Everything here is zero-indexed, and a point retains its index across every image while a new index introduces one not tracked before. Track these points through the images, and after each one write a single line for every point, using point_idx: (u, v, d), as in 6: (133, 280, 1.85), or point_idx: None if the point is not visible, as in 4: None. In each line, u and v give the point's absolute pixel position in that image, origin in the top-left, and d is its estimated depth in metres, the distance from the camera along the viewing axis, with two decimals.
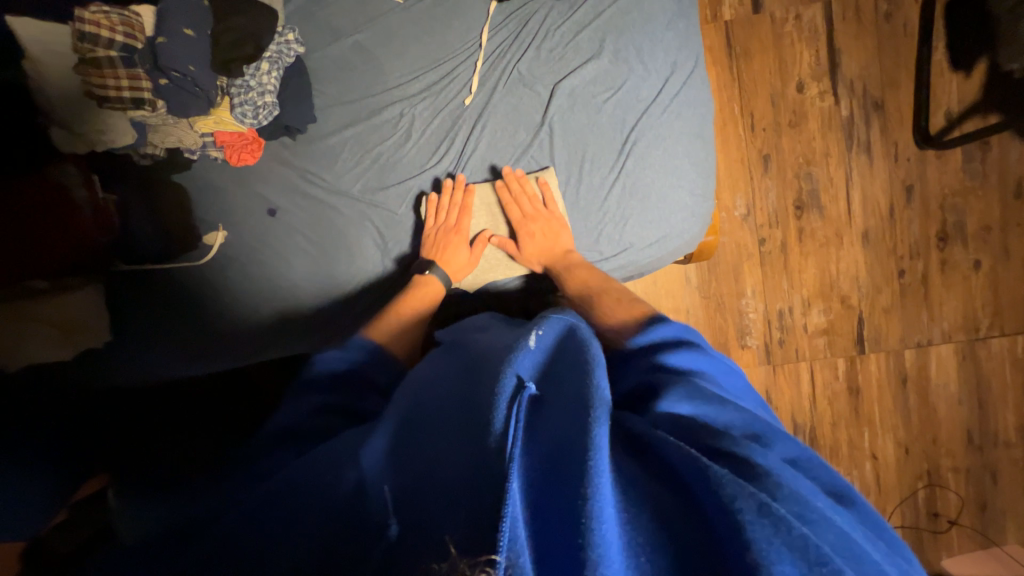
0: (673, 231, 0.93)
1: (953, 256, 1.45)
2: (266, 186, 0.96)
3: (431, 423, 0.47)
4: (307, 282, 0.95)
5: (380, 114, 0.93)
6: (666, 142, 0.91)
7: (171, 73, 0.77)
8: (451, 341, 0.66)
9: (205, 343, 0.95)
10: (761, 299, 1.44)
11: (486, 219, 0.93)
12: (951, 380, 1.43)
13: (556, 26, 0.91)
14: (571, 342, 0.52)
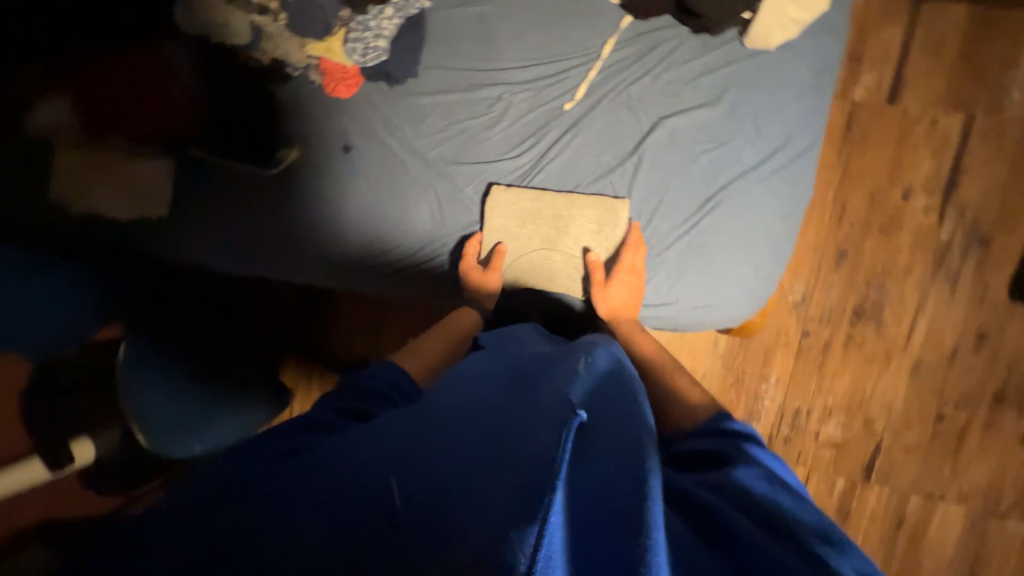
0: (722, 304, 0.88)
1: (1004, 421, 1.34)
2: (349, 123, 0.97)
3: (469, 416, 0.48)
4: (357, 229, 0.97)
5: (479, 91, 0.93)
6: (752, 215, 0.85)
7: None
8: (491, 347, 0.68)
9: (246, 250, 0.99)
10: (782, 390, 1.38)
11: (542, 229, 0.91)
12: (950, 542, 1.35)
13: (682, 57, 0.85)
14: (621, 391, 0.53)
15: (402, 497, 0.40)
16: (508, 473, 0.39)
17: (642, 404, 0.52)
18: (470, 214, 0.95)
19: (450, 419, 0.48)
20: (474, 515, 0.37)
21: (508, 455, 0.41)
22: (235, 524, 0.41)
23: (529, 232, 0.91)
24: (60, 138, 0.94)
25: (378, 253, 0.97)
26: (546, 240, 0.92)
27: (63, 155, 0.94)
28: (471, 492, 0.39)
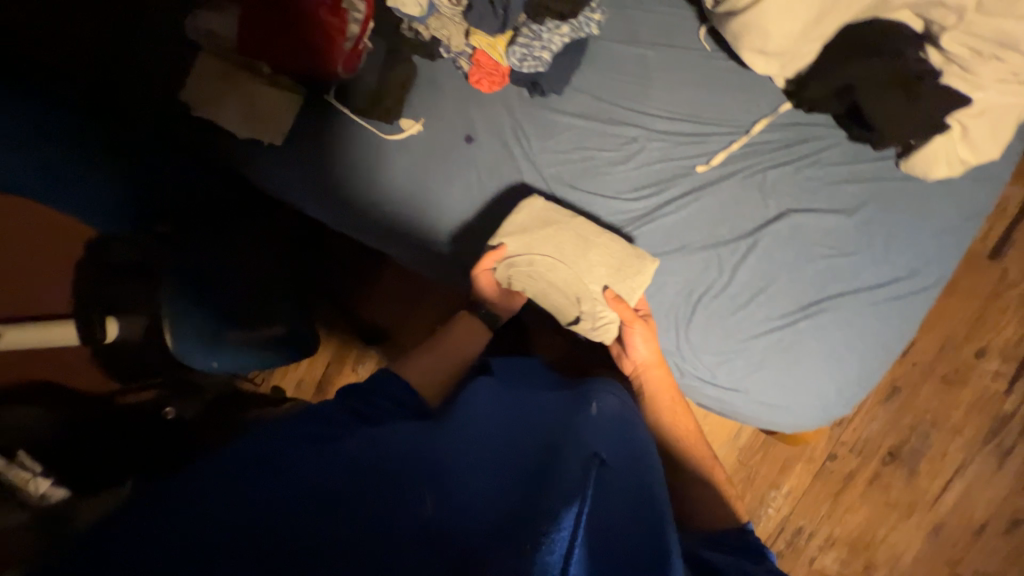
0: (791, 409, 0.86)
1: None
2: (479, 115, 1.01)
3: (496, 461, 0.53)
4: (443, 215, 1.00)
5: (615, 128, 0.93)
6: (851, 333, 0.82)
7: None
8: (508, 385, 0.74)
9: (336, 204, 1.01)
10: (790, 504, 1.33)
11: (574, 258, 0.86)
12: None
13: (831, 159, 0.83)
14: (629, 452, 0.59)
15: (428, 510, 0.45)
16: (532, 502, 0.45)
17: (641, 464, 0.57)
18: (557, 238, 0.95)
19: (476, 456, 0.53)
20: (508, 542, 0.40)
21: (534, 498, 0.46)
22: (275, 503, 0.45)
23: None
24: (205, 45, 0.98)
25: (467, 255, 1.00)
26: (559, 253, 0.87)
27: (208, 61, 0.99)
28: (507, 523, 0.43)
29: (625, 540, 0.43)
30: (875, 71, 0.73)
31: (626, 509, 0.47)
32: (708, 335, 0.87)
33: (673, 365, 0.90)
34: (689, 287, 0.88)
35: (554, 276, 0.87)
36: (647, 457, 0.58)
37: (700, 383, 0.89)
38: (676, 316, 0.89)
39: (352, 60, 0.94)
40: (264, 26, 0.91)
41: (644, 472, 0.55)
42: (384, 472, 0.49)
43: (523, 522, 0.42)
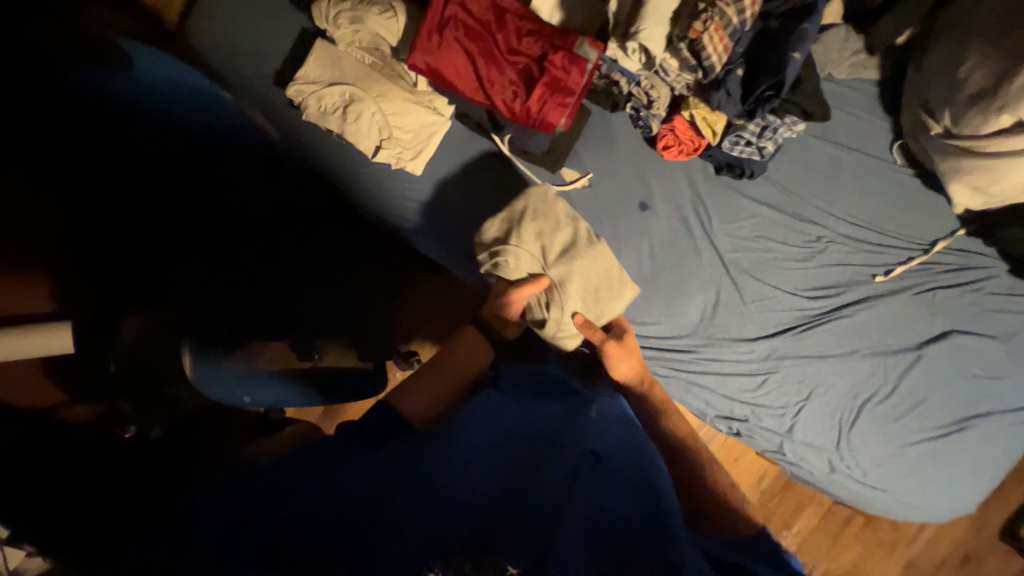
0: (925, 508, 0.94)
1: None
2: (656, 182, 0.94)
3: (506, 464, 0.58)
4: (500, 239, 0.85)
5: (803, 224, 0.92)
6: (987, 447, 0.92)
7: (766, 86, 0.77)
8: (516, 375, 0.78)
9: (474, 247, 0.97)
10: (795, 543, 1.38)
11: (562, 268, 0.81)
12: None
13: (993, 289, 0.90)
14: (630, 443, 0.64)
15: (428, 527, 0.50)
16: (518, 525, 0.51)
17: (637, 456, 0.62)
18: (712, 317, 0.94)
19: (486, 458, 0.58)
20: (513, 542, 0.49)
21: (537, 505, 0.53)
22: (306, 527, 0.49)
23: (790, 373, 0.92)
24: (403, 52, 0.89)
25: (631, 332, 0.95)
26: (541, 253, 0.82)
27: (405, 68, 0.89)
28: (511, 523, 0.51)
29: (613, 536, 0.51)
30: None
31: (622, 506, 0.54)
32: (867, 438, 0.92)
33: (826, 461, 0.94)
34: (854, 392, 0.92)
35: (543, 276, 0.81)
36: (645, 460, 0.61)
37: (849, 480, 0.94)
38: (840, 418, 0.92)
39: (574, 110, 0.78)
40: (472, 65, 0.78)
41: (645, 471, 0.59)
42: (417, 489, 0.53)
43: (529, 526, 0.51)
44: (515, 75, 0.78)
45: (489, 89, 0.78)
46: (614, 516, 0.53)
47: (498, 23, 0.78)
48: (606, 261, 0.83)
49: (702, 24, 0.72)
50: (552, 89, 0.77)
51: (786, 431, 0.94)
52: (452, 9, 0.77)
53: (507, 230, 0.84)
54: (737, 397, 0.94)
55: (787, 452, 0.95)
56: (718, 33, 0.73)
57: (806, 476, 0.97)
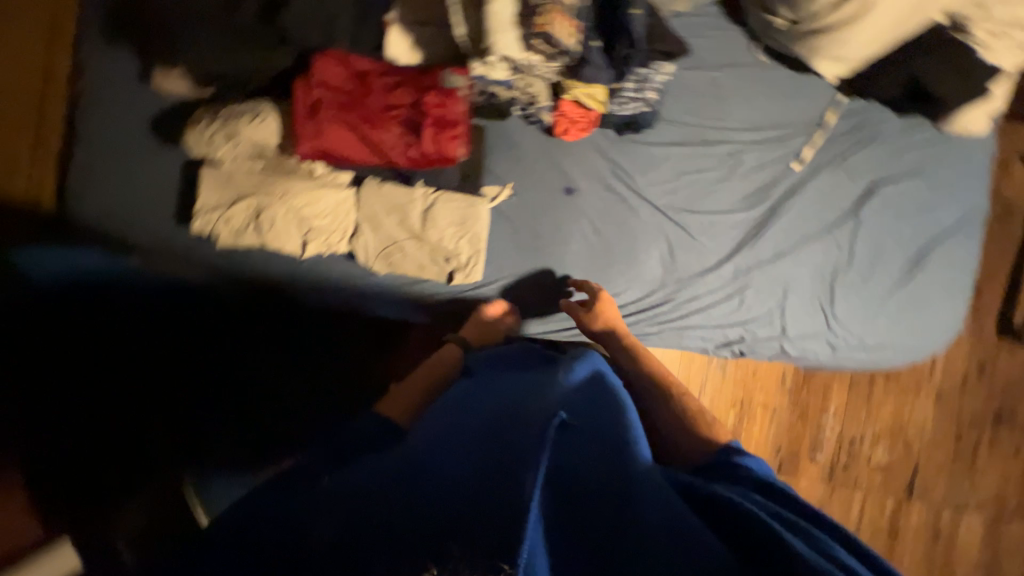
0: (923, 344, 1.00)
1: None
2: (573, 166, 0.98)
3: (474, 441, 0.56)
4: (387, 244, 0.93)
5: (710, 147, 0.98)
6: (949, 270, 0.99)
7: (623, 46, 0.83)
8: (491, 365, 0.79)
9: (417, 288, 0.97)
10: (840, 421, 1.45)
11: (435, 233, 0.94)
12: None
13: (889, 135, 0.98)
14: (603, 401, 0.63)
15: (402, 521, 0.46)
16: (496, 482, 0.48)
17: (607, 411, 0.60)
18: (672, 261, 0.97)
19: (461, 443, 0.57)
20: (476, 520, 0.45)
21: (503, 468, 0.49)
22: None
23: (761, 280, 0.97)
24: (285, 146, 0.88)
25: None
26: (410, 226, 0.93)
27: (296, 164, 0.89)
28: (477, 500, 0.47)
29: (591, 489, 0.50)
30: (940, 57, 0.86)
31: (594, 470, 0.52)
32: (851, 308, 0.97)
33: (826, 343, 0.99)
34: (821, 273, 0.97)
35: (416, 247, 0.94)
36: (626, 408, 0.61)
37: (851, 349, 0.99)
38: (820, 300, 0.97)
39: (467, 135, 0.80)
40: (359, 133, 0.80)
41: (620, 424, 0.58)
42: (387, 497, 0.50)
43: (497, 495, 0.46)
44: (401, 127, 0.80)
45: (383, 150, 0.80)
46: (589, 484, 0.51)
47: (366, 88, 0.80)
48: (455, 197, 0.94)
49: (546, 16, 0.77)
50: (442, 127, 0.80)
51: (781, 332, 0.98)
52: (317, 92, 0.79)
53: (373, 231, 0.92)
54: (725, 323, 0.98)
55: (790, 350, 1.00)
56: (563, 17, 0.77)
57: (814, 363, 1.02)
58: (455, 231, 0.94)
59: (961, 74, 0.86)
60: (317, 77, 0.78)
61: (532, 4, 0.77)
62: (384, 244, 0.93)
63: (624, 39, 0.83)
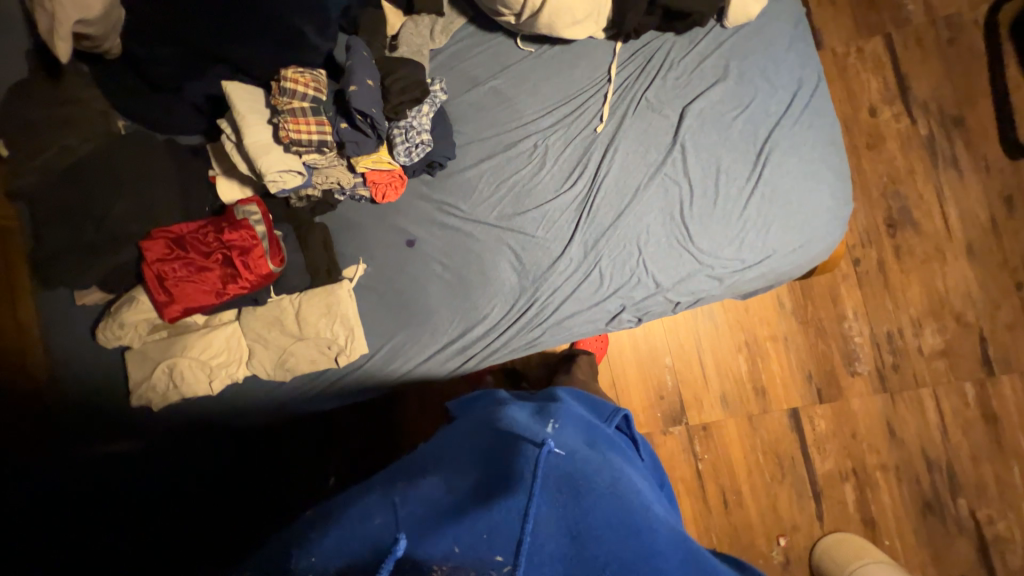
0: (815, 236, 0.93)
1: (938, 272, 1.66)
2: (405, 221, 1.04)
3: (476, 458, 0.57)
4: (278, 353, 1.05)
5: (515, 147, 1.01)
6: (801, 151, 0.93)
7: (358, 116, 0.90)
8: (502, 392, 0.79)
9: (318, 381, 1.07)
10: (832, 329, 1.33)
11: (310, 328, 1.03)
12: (946, 380, 1.64)
13: (679, 56, 0.97)
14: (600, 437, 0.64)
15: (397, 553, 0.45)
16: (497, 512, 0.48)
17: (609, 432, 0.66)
18: (528, 262, 0.99)
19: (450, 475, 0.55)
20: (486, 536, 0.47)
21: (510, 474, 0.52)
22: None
23: (612, 245, 0.96)
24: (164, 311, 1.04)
25: (482, 329, 1.01)
26: (290, 332, 1.04)
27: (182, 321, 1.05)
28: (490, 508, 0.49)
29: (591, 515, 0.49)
30: None
31: (609, 488, 0.52)
32: (715, 233, 0.93)
33: (709, 277, 0.94)
34: (669, 213, 0.94)
35: (301, 346, 1.04)
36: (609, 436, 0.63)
37: (736, 274, 0.94)
38: (678, 239, 0.94)
39: (273, 248, 0.95)
40: (195, 285, 0.94)
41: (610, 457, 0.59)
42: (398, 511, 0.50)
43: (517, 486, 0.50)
44: (223, 267, 0.94)
45: (220, 286, 0.95)
46: (597, 509, 0.50)
47: (185, 247, 0.94)
48: (316, 290, 1.03)
49: (289, 126, 0.87)
50: (249, 255, 0.93)
51: (656, 286, 0.95)
52: (156, 267, 0.93)
53: (263, 347, 1.05)
54: (599, 299, 0.97)
55: (679, 298, 0.96)
56: (297, 121, 0.88)
57: (712, 299, 0.98)
58: (325, 320, 1.03)
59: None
60: (150, 257, 0.93)
61: (275, 123, 0.89)
62: (277, 353, 1.05)
63: (356, 111, 0.89)
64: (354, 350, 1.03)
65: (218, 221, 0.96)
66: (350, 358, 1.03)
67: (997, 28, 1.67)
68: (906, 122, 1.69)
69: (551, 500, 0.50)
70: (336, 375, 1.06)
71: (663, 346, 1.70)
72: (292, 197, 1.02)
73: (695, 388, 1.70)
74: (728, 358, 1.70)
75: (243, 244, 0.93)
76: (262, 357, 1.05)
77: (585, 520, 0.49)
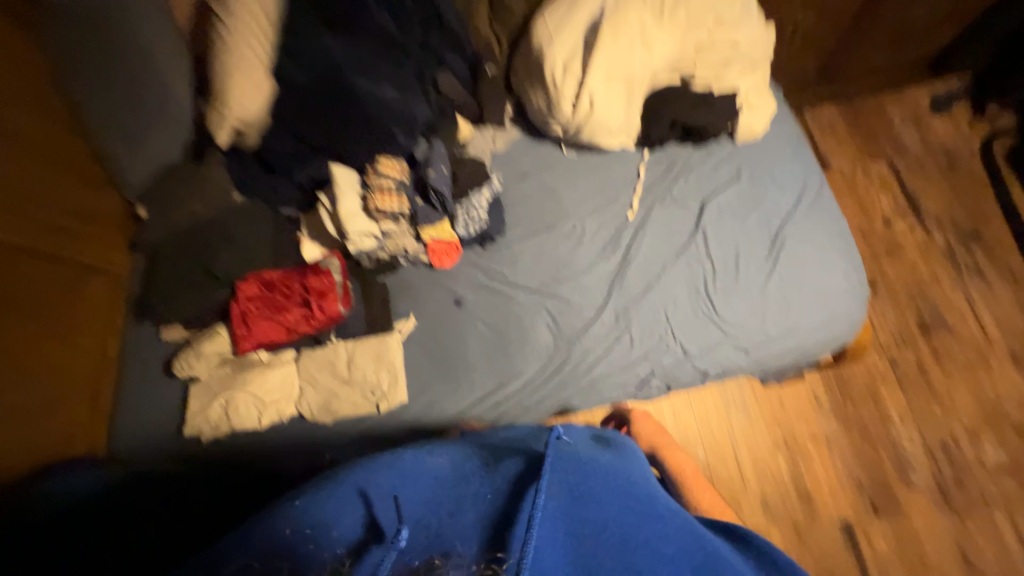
0: (836, 316, 1.00)
1: (984, 378, 1.62)
2: (455, 284, 1.18)
3: (471, 465, 0.65)
4: (325, 396, 1.13)
5: (556, 227, 1.18)
6: (814, 240, 1.05)
7: (432, 194, 1.14)
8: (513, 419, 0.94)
9: (354, 426, 1.11)
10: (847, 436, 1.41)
11: (360, 374, 1.12)
12: (1019, 499, 1.50)
13: (698, 161, 1.16)
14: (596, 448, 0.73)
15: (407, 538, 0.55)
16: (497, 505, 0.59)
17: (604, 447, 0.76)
18: (563, 325, 1.09)
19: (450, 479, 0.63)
20: (491, 523, 0.57)
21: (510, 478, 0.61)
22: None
23: (641, 314, 1.05)
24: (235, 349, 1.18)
25: (517, 385, 1.07)
26: (340, 376, 1.13)
27: (247, 358, 1.17)
28: (493, 500, 0.59)
29: (584, 501, 0.59)
30: (680, 107, 1.12)
31: (599, 476, 0.62)
32: (739, 308, 1.02)
33: (735, 347, 1.01)
34: (694, 287, 1.05)
35: (347, 389, 1.12)
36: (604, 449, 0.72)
37: (762, 346, 1.00)
38: (703, 311, 1.03)
39: (344, 295, 1.13)
40: (271, 321, 1.10)
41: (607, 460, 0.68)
42: (400, 506, 0.59)
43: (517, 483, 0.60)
44: (299, 306, 1.11)
45: (292, 325, 1.12)
46: (589, 495, 0.60)
47: (274, 290, 1.13)
48: (372, 338, 1.15)
49: (378, 199, 1.12)
50: (324, 299, 1.11)
51: (685, 353, 1.02)
52: (245, 304, 1.10)
53: (313, 390, 1.13)
54: (629, 363, 1.03)
55: (707, 366, 1.02)
56: (384, 196, 1.12)
57: (739, 369, 1.03)
58: (374, 367, 1.12)
59: (704, 107, 1.12)
60: (243, 295, 1.11)
61: (366, 197, 1.13)
62: (325, 396, 1.13)
63: (432, 189, 1.14)
64: (397, 396, 1.10)
65: (304, 270, 1.14)
66: (393, 403, 1.10)
67: (994, 157, 1.85)
68: (921, 232, 1.80)
69: (553, 497, 0.58)
70: (374, 422, 1.11)
71: (697, 437, 1.58)
72: (361, 259, 1.19)
73: (730, 485, 1.57)
74: (767, 458, 1.59)
75: (321, 288, 1.11)
76: (310, 398, 1.13)
77: (574, 497, 0.59)
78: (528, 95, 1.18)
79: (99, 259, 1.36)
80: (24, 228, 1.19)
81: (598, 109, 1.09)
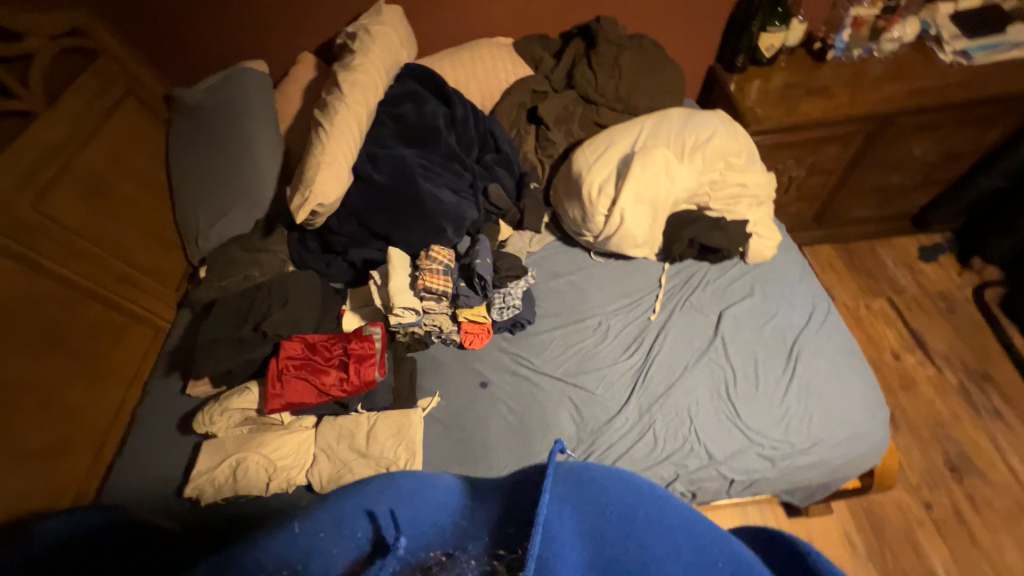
0: (859, 433, 1.02)
1: None
2: (483, 366, 1.23)
3: None
4: (340, 466, 1.10)
5: (583, 322, 1.26)
6: (828, 355, 1.11)
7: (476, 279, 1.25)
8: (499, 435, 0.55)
9: None
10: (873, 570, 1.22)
11: (379, 447, 1.11)
12: None
13: (713, 277, 1.29)
14: None
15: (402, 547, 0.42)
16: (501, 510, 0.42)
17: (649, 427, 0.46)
18: (586, 417, 1.10)
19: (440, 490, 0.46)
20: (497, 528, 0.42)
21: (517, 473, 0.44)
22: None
23: (665, 412, 1.07)
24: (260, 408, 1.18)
25: None
26: (358, 447, 1.12)
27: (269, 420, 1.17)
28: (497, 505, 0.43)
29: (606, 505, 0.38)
30: (697, 228, 1.29)
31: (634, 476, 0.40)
32: (763, 415, 1.04)
33: (760, 455, 1.01)
34: (716, 390, 1.08)
35: (364, 461, 1.10)
36: None
37: (788, 457, 1.01)
38: (726, 415, 1.05)
39: (382, 361, 1.15)
40: (306, 382, 1.13)
41: None
42: (396, 514, 0.43)
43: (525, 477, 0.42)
44: (338, 369, 1.14)
45: (324, 387, 1.13)
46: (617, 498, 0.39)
47: (314, 352, 1.18)
48: (396, 411, 1.16)
49: (427, 277, 1.22)
50: (362, 363, 1.14)
51: (709, 457, 1.02)
52: (283, 362, 1.15)
53: (328, 458, 1.12)
54: (654, 462, 1.03)
55: (732, 472, 1.01)
56: (433, 276, 1.22)
57: (766, 480, 1.02)
58: (394, 441, 1.11)
59: (717, 230, 1.28)
60: (284, 353, 1.16)
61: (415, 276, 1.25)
62: (339, 467, 1.10)
63: (476, 275, 1.26)
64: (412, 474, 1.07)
65: (345, 337, 1.20)
66: None
67: (988, 304, 1.98)
68: (932, 368, 1.84)
69: (558, 497, 0.39)
70: None
71: None
72: (398, 333, 1.26)
73: None
74: None
75: (360, 352, 1.15)
76: (323, 467, 1.11)
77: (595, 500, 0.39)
78: (565, 208, 1.38)
79: (152, 310, 1.46)
80: (96, 273, 1.32)
81: (625, 223, 1.26)
